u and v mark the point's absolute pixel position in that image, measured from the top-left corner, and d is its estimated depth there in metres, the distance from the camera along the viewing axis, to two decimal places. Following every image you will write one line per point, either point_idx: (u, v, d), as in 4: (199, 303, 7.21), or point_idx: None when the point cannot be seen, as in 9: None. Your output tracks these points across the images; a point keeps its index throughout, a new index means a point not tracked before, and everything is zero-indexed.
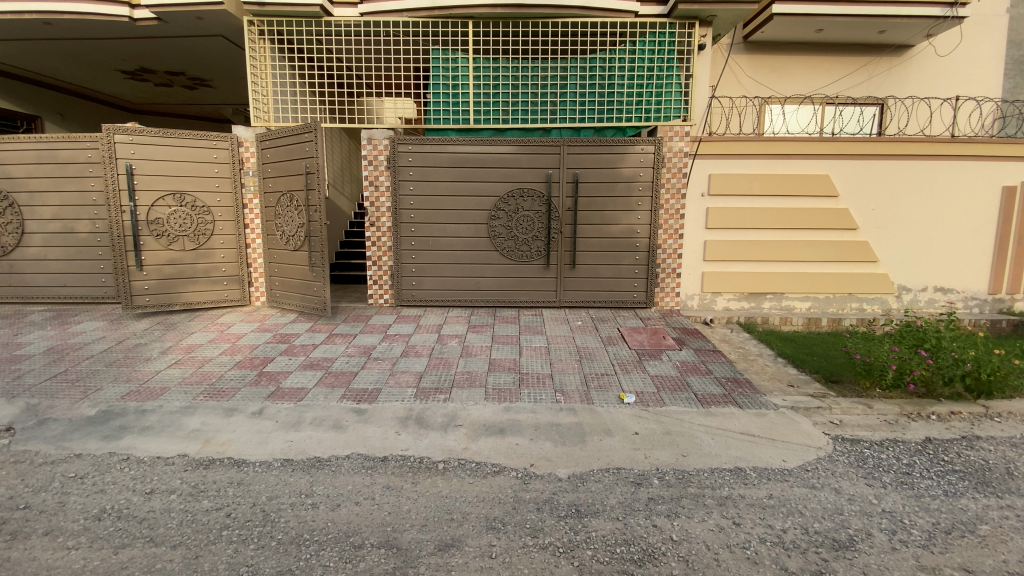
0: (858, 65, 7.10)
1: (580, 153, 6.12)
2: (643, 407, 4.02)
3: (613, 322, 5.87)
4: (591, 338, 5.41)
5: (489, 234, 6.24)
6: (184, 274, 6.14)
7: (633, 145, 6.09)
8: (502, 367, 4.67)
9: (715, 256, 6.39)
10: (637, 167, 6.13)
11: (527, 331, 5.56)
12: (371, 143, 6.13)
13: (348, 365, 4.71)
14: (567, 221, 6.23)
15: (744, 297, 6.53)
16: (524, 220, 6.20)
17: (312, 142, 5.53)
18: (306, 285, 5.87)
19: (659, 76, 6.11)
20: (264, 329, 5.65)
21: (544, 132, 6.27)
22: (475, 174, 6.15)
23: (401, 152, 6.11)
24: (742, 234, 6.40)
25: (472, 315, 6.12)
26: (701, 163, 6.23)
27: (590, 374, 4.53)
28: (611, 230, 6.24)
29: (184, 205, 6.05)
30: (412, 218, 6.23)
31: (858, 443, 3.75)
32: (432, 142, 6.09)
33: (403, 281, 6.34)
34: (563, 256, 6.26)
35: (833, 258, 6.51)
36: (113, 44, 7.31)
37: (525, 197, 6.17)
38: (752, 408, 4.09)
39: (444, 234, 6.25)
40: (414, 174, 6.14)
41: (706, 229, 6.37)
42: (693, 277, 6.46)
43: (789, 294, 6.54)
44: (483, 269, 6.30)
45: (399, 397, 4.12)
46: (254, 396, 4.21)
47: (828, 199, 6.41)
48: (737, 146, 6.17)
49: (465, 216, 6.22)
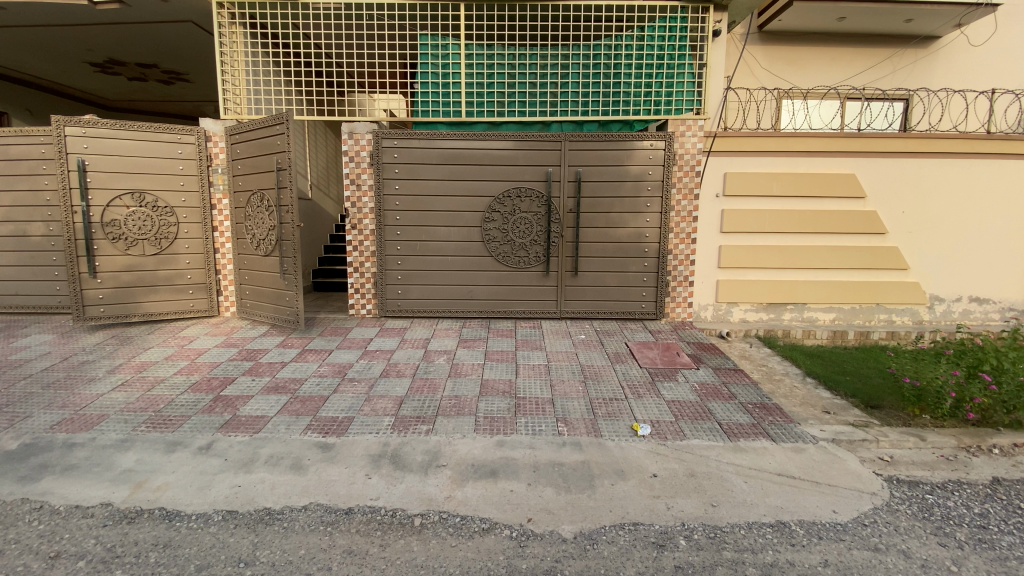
0: (880, 56, 6.58)
1: (583, 148, 5.53)
2: (659, 441, 3.41)
3: (620, 336, 5.28)
4: (596, 354, 4.79)
5: (483, 238, 5.64)
6: (144, 282, 5.52)
7: (641, 141, 5.52)
8: (495, 391, 4.04)
9: (731, 263, 5.79)
10: (645, 165, 5.56)
11: (525, 347, 4.94)
12: (352, 137, 5.55)
13: (318, 389, 4.08)
14: (569, 224, 5.63)
15: (763, 308, 5.94)
16: (521, 223, 5.60)
17: (283, 134, 4.92)
18: (277, 294, 5.24)
19: (669, 65, 5.55)
20: (229, 345, 5.03)
21: (543, 126, 5.62)
22: (467, 171, 5.56)
23: (386, 148, 5.52)
24: (761, 239, 5.84)
25: (463, 327, 5.50)
26: (714, 162, 5.68)
27: (596, 400, 3.91)
28: (617, 234, 5.64)
29: (143, 205, 5.43)
30: (397, 220, 5.61)
31: (917, 487, 3.16)
32: (420, 136, 5.50)
33: (388, 290, 5.70)
34: (564, 263, 5.66)
35: (860, 264, 5.94)
36: (76, 31, 6.74)
37: (523, 198, 5.58)
38: (787, 442, 3.48)
39: (432, 238, 5.65)
40: (400, 171, 5.55)
41: (720, 233, 5.78)
42: (707, 286, 5.85)
43: (812, 304, 5.96)
44: (476, 277, 5.69)
45: (374, 429, 3.49)
46: (204, 427, 3.59)
47: (854, 200, 5.85)
48: (755, 142, 5.63)
49: (456, 218, 5.63)
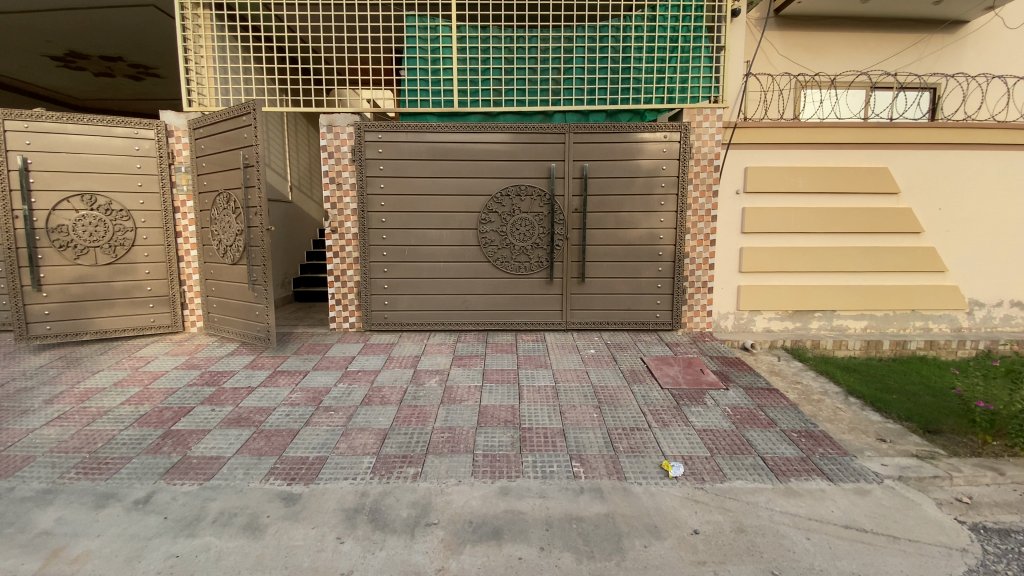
0: (906, 41, 6.07)
1: (590, 141, 4.96)
2: (696, 485, 2.83)
3: (634, 350, 4.69)
4: (609, 372, 4.19)
5: (479, 241, 5.05)
6: (96, 295, 4.88)
7: (654, 132, 4.96)
8: (495, 421, 3.44)
9: (754, 267, 5.24)
10: (658, 159, 4.99)
11: (528, 364, 4.33)
12: (331, 130, 4.95)
13: (287, 421, 3.47)
14: (574, 226, 5.05)
15: (788, 316, 5.39)
16: (521, 225, 5.01)
17: (250, 125, 4.31)
18: (247, 307, 4.62)
19: (683, 48, 5.00)
20: (191, 366, 4.41)
21: (545, 117, 5.08)
22: (461, 168, 4.97)
23: (369, 142, 4.93)
24: (785, 240, 5.29)
25: (458, 341, 4.89)
26: (734, 155, 5.12)
27: (615, 430, 3.32)
28: (628, 236, 5.06)
29: (95, 208, 4.79)
30: (383, 223, 5.01)
31: (1012, 539, 2.59)
32: (408, 128, 4.90)
33: (373, 300, 5.09)
34: (569, 269, 5.08)
35: (893, 267, 5.41)
36: (27, 19, 6.14)
37: (523, 197, 5.00)
38: (847, 483, 2.91)
39: (422, 242, 5.05)
40: (386, 167, 4.95)
41: (741, 234, 5.22)
42: (728, 293, 5.29)
43: (842, 311, 5.43)
44: (472, 285, 5.10)
45: (350, 474, 2.89)
46: (145, 473, 2.97)
47: (887, 197, 5.32)
48: (778, 133, 5.09)
49: (448, 220, 5.04)
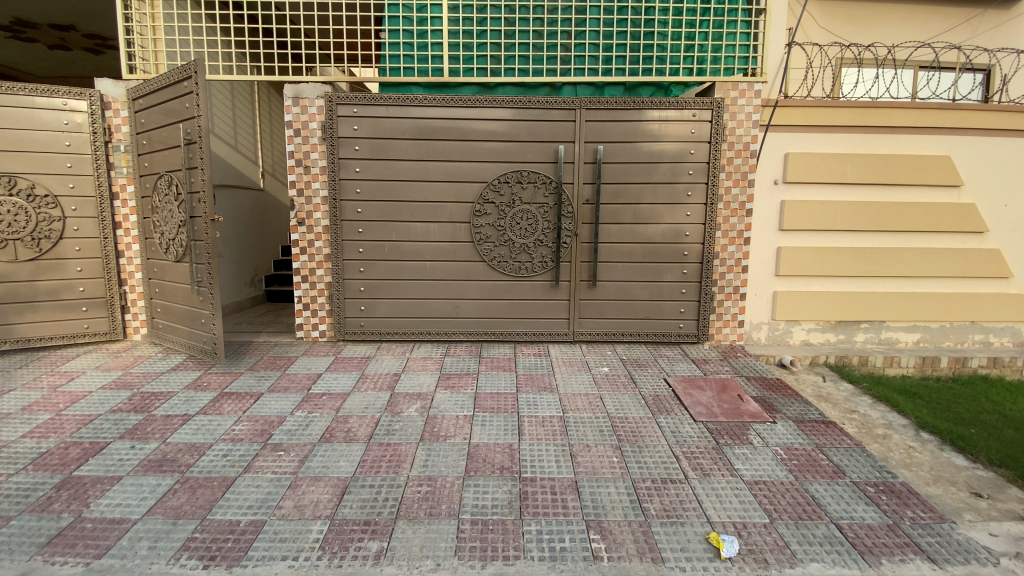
0: (961, 16, 5.27)
1: (605, 118, 4.19)
2: (759, 571, 2.05)
3: (656, 369, 3.94)
4: (628, 399, 3.42)
5: (472, 237, 4.28)
6: (16, 297, 4.09)
7: (681, 109, 4.19)
8: (489, 466, 2.67)
9: (793, 270, 4.49)
10: (684, 141, 4.22)
11: (530, 387, 3.57)
12: (297, 103, 4.15)
13: (222, 466, 2.71)
14: (585, 219, 4.28)
15: (830, 327, 4.66)
16: (522, 218, 4.25)
17: (192, 92, 3.51)
18: (192, 314, 3.84)
19: (716, 11, 4.26)
20: (122, 386, 3.63)
21: (552, 90, 4.35)
22: (452, 149, 4.19)
23: (343, 117, 4.14)
24: (829, 239, 4.55)
25: (447, 354, 4.13)
26: (773, 138, 4.36)
27: (643, 484, 2.57)
28: (648, 232, 4.29)
29: (15, 192, 3.99)
30: (358, 214, 4.22)
31: None
32: (389, 101, 4.12)
33: (347, 305, 4.31)
34: (579, 270, 4.33)
35: (952, 272, 4.67)
36: None
37: (525, 184, 4.22)
38: (959, 566, 2.15)
39: (405, 237, 4.27)
40: (363, 147, 4.17)
41: (778, 232, 4.47)
42: (762, 300, 4.54)
43: (891, 323, 4.71)
44: (463, 288, 4.34)
45: (291, 550, 2.12)
46: (17, 545, 2.18)
47: (947, 190, 4.58)
48: (824, 114, 4.35)
49: (436, 211, 4.26)
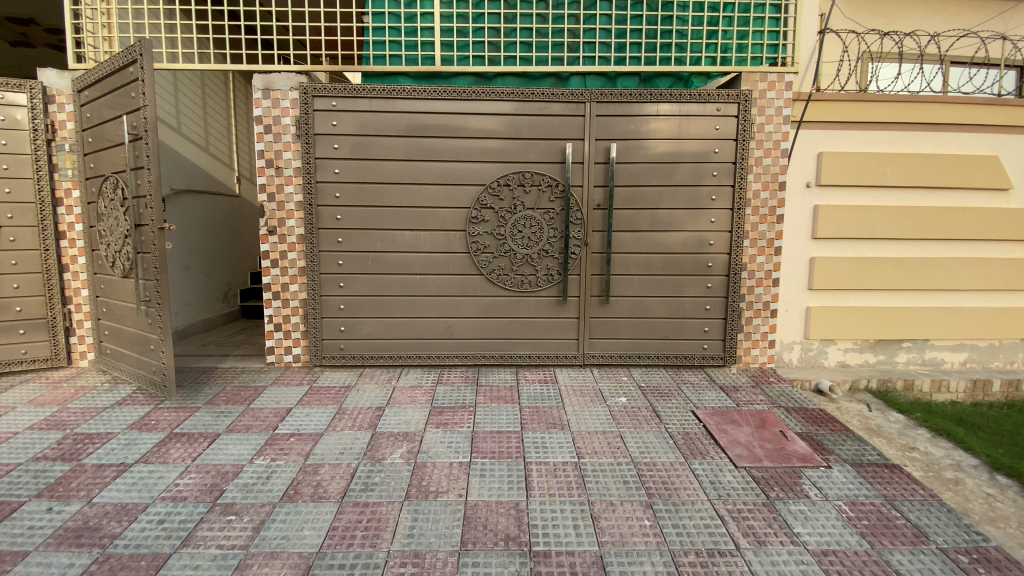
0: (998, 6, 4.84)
1: (619, 113, 3.70)
2: None
3: (680, 398, 3.41)
4: (654, 438, 2.90)
5: (468, 248, 3.76)
6: None
7: (704, 103, 3.71)
8: (493, 536, 2.11)
9: (828, 283, 4.00)
10: (708, 139, 3.74)
11: (536, 423, 3.03)
12: (268, 96, 3.63)
13: (155, 536, 2.13)
14: (596, 227, 3.78)
15: (868, 347, 4.17)
16: (524, 225, 3.74)
17: (138, 78, 2.99)
18: (141, 338, 3.29)
19: None
20: (53, 426, 3.05)
21: (557, 81, 3.84)
22: (445, 148, 3.69)
23: (320, 111, 3.63)
24: (867, 249, 4.07)
25: (439, 382, 3.58)
26: (804, 136, 3.89)
27: (685, 558, 2.02)
28: (667, 241, 3.79)
29: None
30: (337, 222, 3.69)
31: None
32: (373, 92, 3.62)
33: (324, 326, 3.76)
34: (589, 284, 3.82)
35: (1002, 285, 4.20)
36: None
37: (527, 187, 3.72)
38: None
39: (391, 248, 3.74)
40: (343, 146, 3.65)
41: (811, 240, 3.98)
42: (794, 317, 4.04)
43: (935, 341, 4.22)
44: (457, 304, 3.81)
45: None
46: None
47: (995, 194, 4.12)
48: (861, 110, 3.89)
49: (426, 218, 3.74)
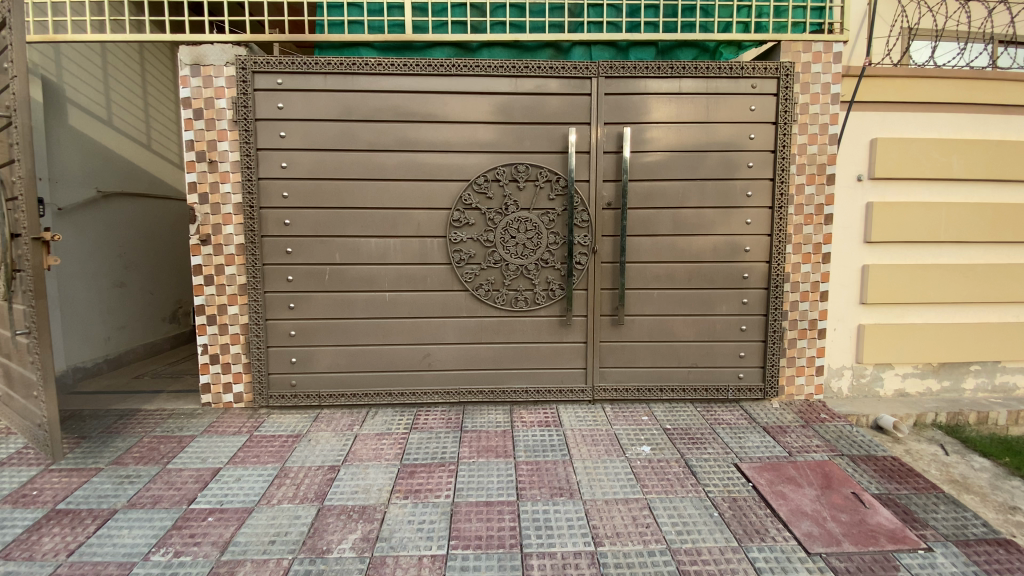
0: None
1: (632, 92, 3.02)
2: None
3: (717, 447, 2.71)
4: (691, 509, 2.20)
5: (450, 258, 3.06)
6: None
7: (736, 78, 3.04)
8: None
9: (884, 296, 3.32)
10: (741, 122, 3.06)
11: (538, 489, 2.30)
12: (198, 73, 2.91)
13: None
14: (606, 230, 3.08)
15: (931, 371, 3.47)
16: (518, 229, 3.04)
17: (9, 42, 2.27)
18: (27, 380, 2.55)
19: None
20: None
21: (557, 52, 3.13)
22: (419, 136, 2.99)
23: (263, 91, 2.92)
24: (933, 254, 3.35)
25: (413, 428, 2.85)
26: (853, 119, 3.21)
27: None
28: (693, 248, 3.10)
29: None
30: (286, 228, 2.98)
31: None
32: (329, 67, 2.91)
33: (272, 356, 3.05)
34: (598, 301, 3.12)
35: None
36: None
37: (521, 183, 3.02)
38: None
39: (353, 259, 3.03)
40: (291, 134, 2.94)
41: (864, 245, 3.30)
42: (843, 337, 3.35)
43: (1010, 364, 3.52)
44: (436, 328, 3.10)
45: None
46: None
47: None
48: (921, 87, 3.21)
49: (397, 221, 3.03)
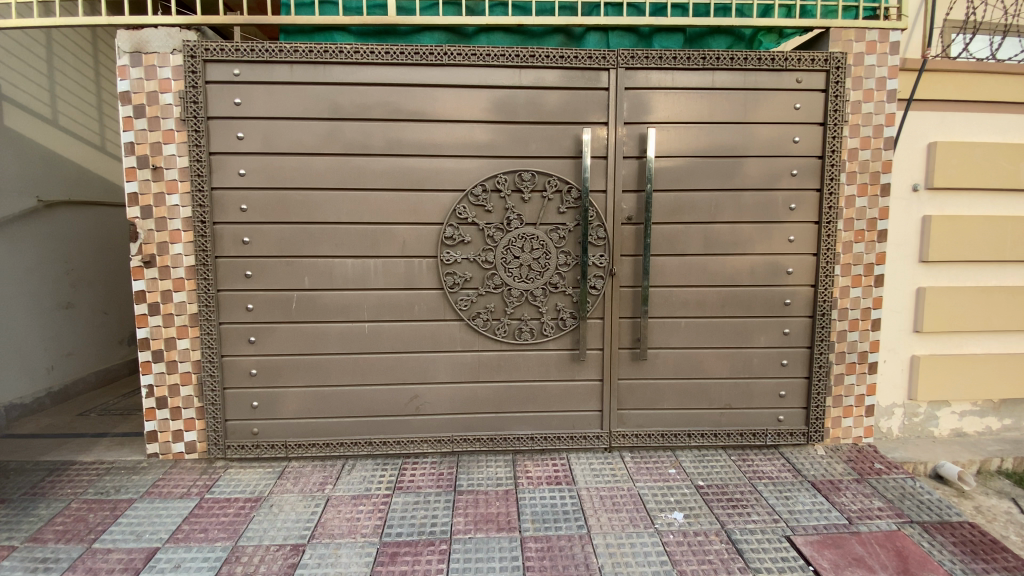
0: None
1: (657, 86, 2.57)
2: None
3: (761, 512, 2.25)
4: None
5: (441, 282, 2.59)
6: None
7: (778, 71, 2.59)
8: None
9: (942, 323, 2.88)
10: (783, 124, 2.62)
11: None
12: (139, 62, 2.42)
13: None
14: (625, 249, 2.63)
15: (990, 408, 3.05)
16: (521, 248, 2.57)
17: None
18: None
19: None
20: None
21: (568, 39, 2.67)
22: (405, 138, 2.52)
23: (216, 83, 2.44)
24: (997, 275, 2.92)
25: (398, 488, 2.39)
26: (908, 120, 2.78)
27: None
28: (727, 270, 2.66)
29: None
30: (246, 246, 2.50)
31: None
32: (296, 55, 2.43)
33: (231, 398, 2.58)
34: (616, 332, 2.66)
35: None
36: None
37: (526, 194, 2.56)
38: None
39: (326, 283, 2.55)
40: (250, 134, 2.46)
41: (919, 265, 2.86)
42: (894, 371, 2.93)
43: None
44: (426, 364, 2.64)
45: None
46: None
47: None
48: (986, 83, 2.78)
49: (379, 239, 2.55)
